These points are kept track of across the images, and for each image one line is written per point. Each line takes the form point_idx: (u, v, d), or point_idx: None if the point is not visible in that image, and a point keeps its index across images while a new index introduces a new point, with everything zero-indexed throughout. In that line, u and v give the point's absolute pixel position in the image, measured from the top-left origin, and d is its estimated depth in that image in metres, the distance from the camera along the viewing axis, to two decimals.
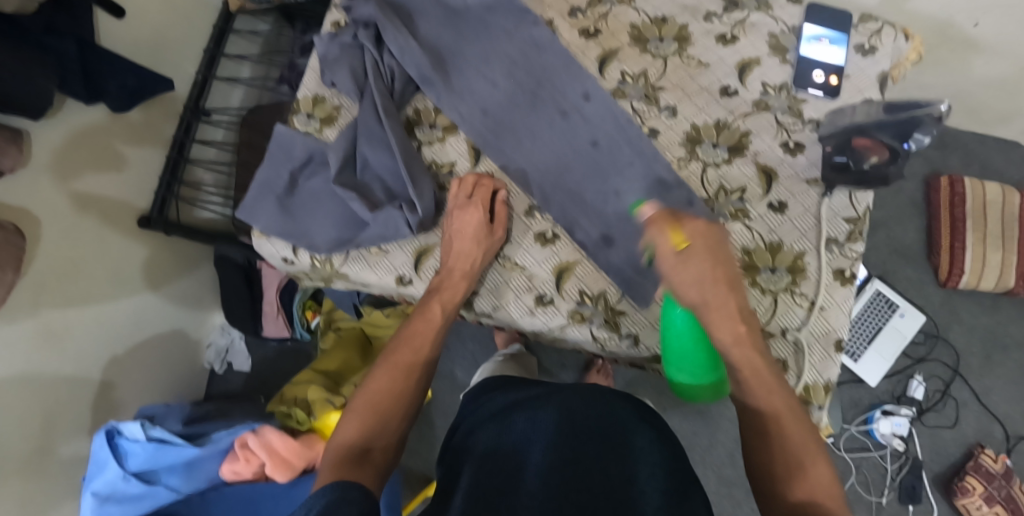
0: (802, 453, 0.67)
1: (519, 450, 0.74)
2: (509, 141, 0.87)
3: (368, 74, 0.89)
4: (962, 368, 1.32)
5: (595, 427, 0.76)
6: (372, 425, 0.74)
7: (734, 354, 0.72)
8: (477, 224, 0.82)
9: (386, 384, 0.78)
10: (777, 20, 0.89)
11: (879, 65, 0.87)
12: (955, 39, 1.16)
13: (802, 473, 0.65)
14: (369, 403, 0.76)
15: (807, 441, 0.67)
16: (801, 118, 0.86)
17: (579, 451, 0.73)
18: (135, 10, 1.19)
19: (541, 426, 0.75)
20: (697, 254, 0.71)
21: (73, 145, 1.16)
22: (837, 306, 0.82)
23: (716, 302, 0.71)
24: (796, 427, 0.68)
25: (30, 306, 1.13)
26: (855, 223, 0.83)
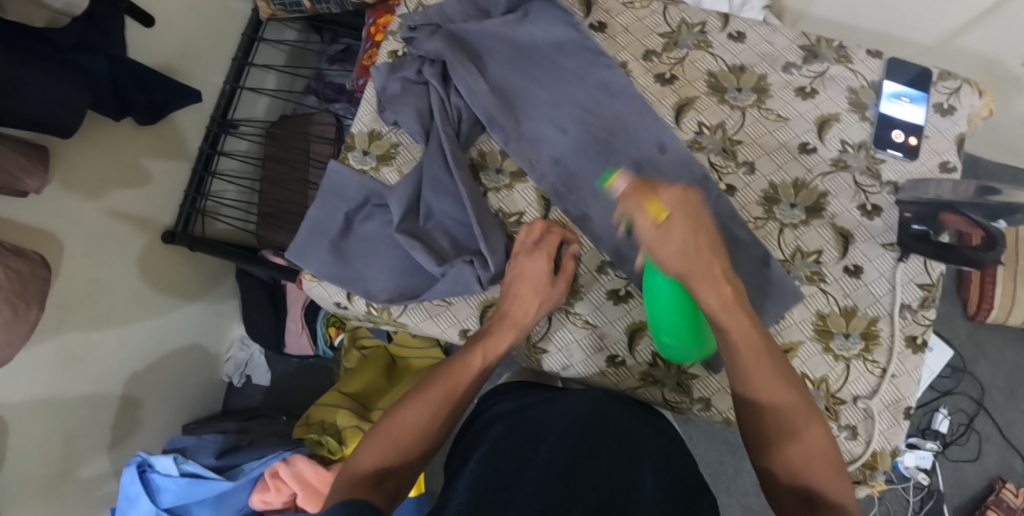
0: (795, 419, 0.63)
1: (526, 448, 0.70)
2: (581, 192, 0.83)
3: (434, 114, 0.84)
4: (986, 402, 1.32)
5: (608, 434, 0.72)
6: (392, 457, 0.65)
7: (723, 318, 0.65)
8: (541, 272, 0.77)
9: (415, 418, 0.67)
10: (857, 74, 0.86)
11: (958, 125, 0.85)
12: (1000, 76, 1.09)
13: (807, 451, 0.62)
14: (391, 434, 0.66)
15: (800, 404, 0.64)
16: (879, 179, 0.84)
17: (589, 456, 0.69)
18: (163, 21, 1.16)
19: (554, 433, 0.71)
20: (676, 226, 0.66)
21: (102, 162, 1.12)
22: (907, 374, 0.81)
23: (699, 275, 0.66)
24: (789, 396, 0.64)
25: (53, 328, 1.08)
26: (929, 289, 0.82)
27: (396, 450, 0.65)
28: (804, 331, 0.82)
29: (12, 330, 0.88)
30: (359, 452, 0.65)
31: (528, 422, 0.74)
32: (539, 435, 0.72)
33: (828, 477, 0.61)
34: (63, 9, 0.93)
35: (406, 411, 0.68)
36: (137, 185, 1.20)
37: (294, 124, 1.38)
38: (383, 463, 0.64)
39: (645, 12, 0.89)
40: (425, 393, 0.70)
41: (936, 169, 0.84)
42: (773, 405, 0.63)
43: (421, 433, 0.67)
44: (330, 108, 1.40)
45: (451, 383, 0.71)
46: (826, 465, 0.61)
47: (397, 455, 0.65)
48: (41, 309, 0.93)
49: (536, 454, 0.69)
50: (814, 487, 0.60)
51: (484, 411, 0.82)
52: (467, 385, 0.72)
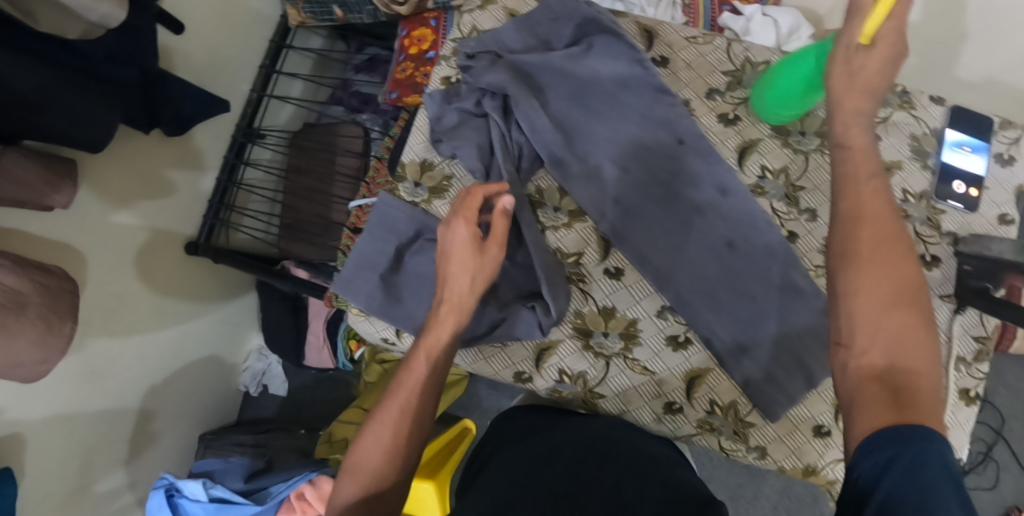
0: (867, 242, 0.51)
1: (535, 470, 0.68)
2: (641, 233, 0.82)
3: (495, 150, 0.82)
4: (1004, 430, 1.35)
5: (620, 452, 0.70)
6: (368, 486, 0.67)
7: (848, 134, 0.57)
8: (467, 248, 0.71)
9: (379, 439, 0.68)
10: (919, 121, 0.86)
11: (1019, 176, 0.85)
12: None
13: (892, 293, 0.50)
14: (365, 461, 0.68)
15: (884, 231, 0.52)
16: (939, 230, 0.83)
17: (591, 474, 0.66)
18: (194, 26, 1.12)
19: (565, 455, 0.70)
20: (874, 58, 0.59)
21: (126, 171, 1.07)
22: (959, 426, 0.82)
23: (854, 93, 0.58)
24: (875, 220, 0.52)
25: (76, 342, 1.03)
26: (984, 341, 0.82)
27: (374, 474, 0.67)
28: None
29: (47, 344, 0.83)
30: (345, 480, 0.68)
31: (544, 440, 0.74)
32: (549, 457, 0.70)
33: (916, 354, 0.49)
34: (100, 23, 0.85)
35: (370, 433, 0.69)
36: (162, 194, 1.15)
37: (320, 134, 1.35)
38: (366, 490, 0.67)
39: (708, 48, 0.88)
40: (384, 412, 0.69)
41: (994, 222, 0.84)
42: (857, 213, 0.52)
43: (393, 451, 0.68)
44: (357, 118, 1.37)
45: (402, 399, 0.69)
46: (917, 336, 0.49)
47: (375, 480, 0.67)
48: (75, 321, 0.88)
49: (542, 475, 0.67)
50: (894, 354, 0.49)
51: (506, 423, 0.81)
52: (423, 387, 0.70)
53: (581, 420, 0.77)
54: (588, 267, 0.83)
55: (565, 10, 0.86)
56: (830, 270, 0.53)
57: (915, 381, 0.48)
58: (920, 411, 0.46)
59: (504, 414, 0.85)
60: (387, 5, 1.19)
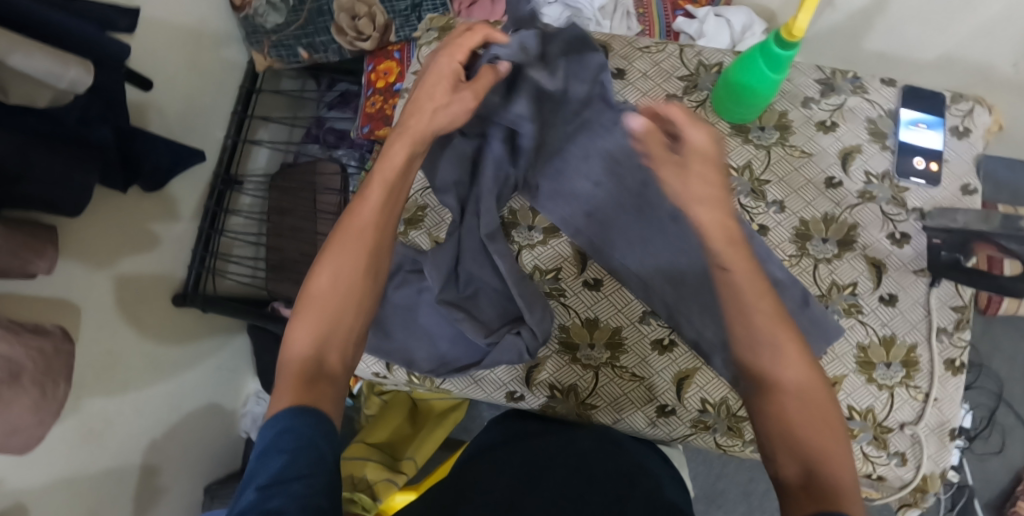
0: (777, 366, 0.56)
1: (525, 482, 0.68)
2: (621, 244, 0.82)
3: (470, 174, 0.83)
4: (1005, 394, 1.36)
5: (608, 469, 0.71)
6: (326, 331, 0.61)
7: (728, 256, 0.61)
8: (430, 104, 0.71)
9: (330, 278, 0.63)
10: (874, 104, 0.88)
11: (975, 147, 0.87)
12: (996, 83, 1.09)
13: (802, 405, 0.55)
14: (313, 302, 0.62)
15: (792, 354, 0.56)
16: (905, 207, 0.85)
17: (582, 491, 0.67)
18: (162, 81, 1.15)
19: (560, 466, 0.71)
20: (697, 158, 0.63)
21: (108, 231, 1.09)
22: (949, 396, 0.83)
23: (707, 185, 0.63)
24: (788, 345, 0.56)
25: (71, 404, 1.04)
26: (962, 311, 0.84)
27: (330, 325, 0.62)
28: (846, 364, 0.83)
29: (42, 408, 0.84)
30: (290, 326, 0.62)
31: (540, 448, 0.75)
32: (542, 464, 0.71)
33: (834, 468, 0.52)
34: (69, 89, 0.87)
35: (322, 272, 0.63)
36: (145, 249, 1.17)
37: (299, 176, 1.37)
38: (319, 335, 0.61)
39: (662, 55, 0.90)
40: (337, 248, 0.64)
41: (958, 193, 0.86)
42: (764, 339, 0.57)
43: (344, 292, 0.63)
44: (333, 155, 1.39)
45: (355, 234, 0.65)
46: (832, 447, 0.53)
47: (330, 325, 0.62)
48: (69, 382, 0.90)
49: (537, 482, 0.68)
50: (810, 471, 0.52)
51: (505, 425, 0.81)
52: (380, 223, 0.66)
53: (580, 434, 0.77)
54: (567, 281, 0.85)
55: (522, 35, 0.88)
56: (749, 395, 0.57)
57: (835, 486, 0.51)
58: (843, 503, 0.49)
59: (500, 419, 0.84)
60: (352, 42, 1.21)
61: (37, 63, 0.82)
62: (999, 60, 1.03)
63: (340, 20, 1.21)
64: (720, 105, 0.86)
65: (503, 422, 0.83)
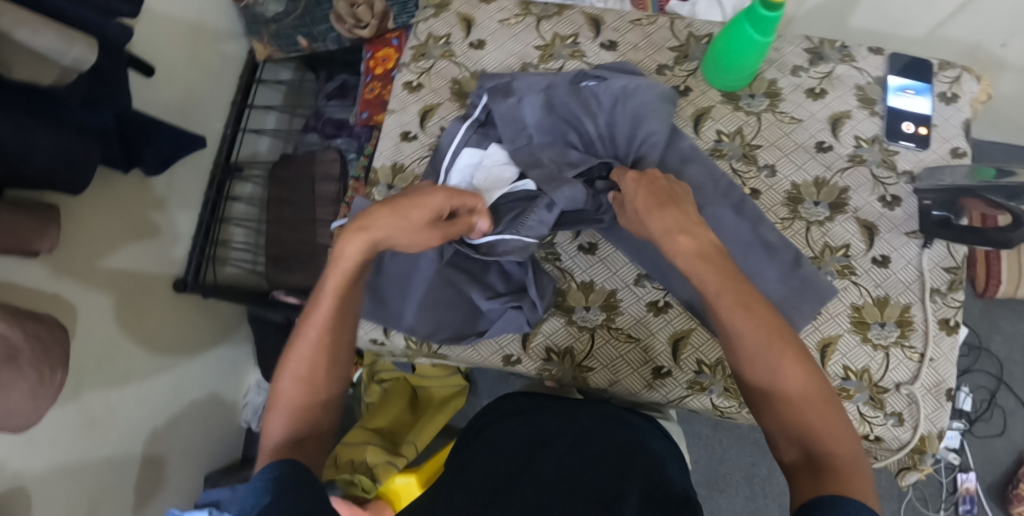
0: (769, 359, 0.58)
1: (521, 464, 0.70)
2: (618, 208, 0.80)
3: (470, 140, 0.85)
4: (1005, 376, 1.36)
5: (607, 447, 0.71)
6: (300, 422, 0.64)
7: (694, 269, 0.63)
8: (388, 216, 0.66)
9: (294, 377, 0.65)
10: (862, 71, 0.90)
11: (963, 112, 0.89)
12: (983, 59, 1.10)
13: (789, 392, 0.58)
14: (282, 398, 0.65)
15: (778, 350, 0.58)
16: (895, 170, 0.87)
17: (577, 472, 0.68)
18: (164, 72, 1.17)
19: (556, 446, 0.71)
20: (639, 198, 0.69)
21: (110, 217, 1.10)
22: (944, 357, 0.83)
23: (666, 210, 0.66)
24: (775, 342, 0.58)
25: (72, 391, 1.04)
26: (955, 272, 0.84)
27: (302, 414, 0.64)
28: (841, 324, 0.83)
29: (39, 394, 0.83)
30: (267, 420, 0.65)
31: (536, 426, 0.75)
32: (538, 445, 0.72)
33: (834, 443, 0.56)
34: (74, 67, 0.88)
35: (289, 370, 0.65)
36: (146, 236, 1.18)
37: (298, 164, 1.39)
38: (291, 431, 0.64)
39: (653, 28, 0.92)
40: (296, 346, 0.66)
41: (947, 156, 0.87)
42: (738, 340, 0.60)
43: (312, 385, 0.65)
44: (332, 144, 1.40)
45: (312, 337, 0.65)
46: (832, 428, 0.56)
47: (302, 418, 0.65)
48: (66, 368, 0.88)
49: (532, 465, 0.69)
50: (811, 451, 0.56)
51: (503, 402, 0.82)
52: (335, 324, 0.66)
53: (573, 412, 0.77)
54: (563, 246, 0.85)
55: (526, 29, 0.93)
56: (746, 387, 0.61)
57: (834, 459, 0.55)
58: (847, 480, 0.53)
59: (493, 403, 0.83)
60: (351, 30, 1.24)
61: (42, 39, 0.83)
62: (984, 35, 1.05)
63: (339, 8, 1.24)
64: (710, 75, 0.88)
65: (498, 405, 0.82)
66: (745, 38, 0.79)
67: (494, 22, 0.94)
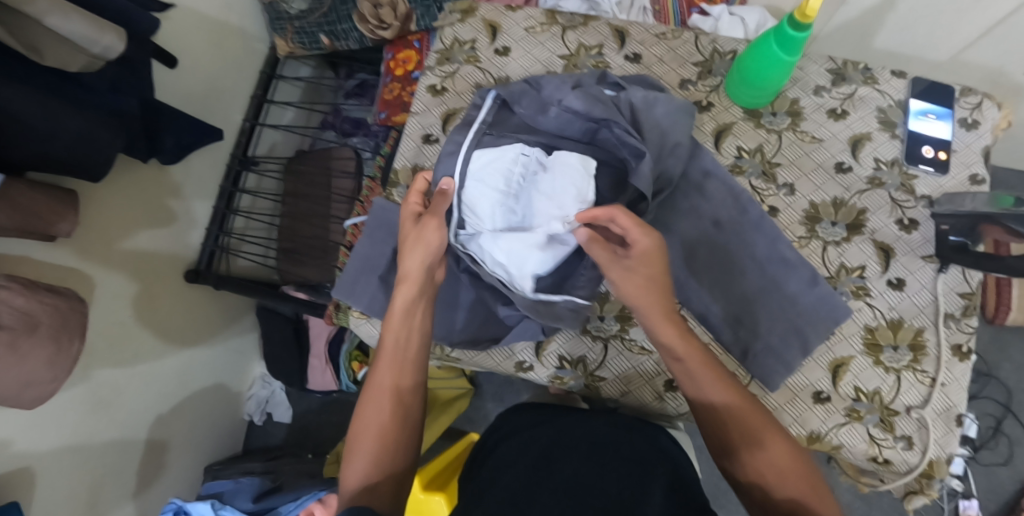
0: (744, 418, 0.65)
1: (538, 470, 0.72)
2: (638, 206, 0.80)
3: None
4: (1012, 405, 1.35)
5: (625, 457, 0.72)
6: (374, 460, 0.67)
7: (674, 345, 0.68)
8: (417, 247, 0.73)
9: (371, 420, 0.68)
10: (884, 94, 0.90)
11: (984, 139, 0.89)
12: (1007, 89, 1.11)
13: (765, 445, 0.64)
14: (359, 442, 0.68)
15: (753, 417, 0.65)
16: (914, 194, 0.87)
17: (594, 479, 0.69)
18: (187, 61, 1.18)
19: (571, 457, 0.73)
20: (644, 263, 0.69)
21: (128, 202, 1.10)
22: (956, 382, 0.83)
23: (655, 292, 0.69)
24: (749, 411, 0.66)
25: (82, 371, 1.04)
26: (970, 298, 0.85)
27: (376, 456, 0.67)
28: (854, 345, 0.84)
29: (57, 364, 0.83)
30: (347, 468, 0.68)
31: (554, 435, 0.77)
32: (554, 455, 0.74)
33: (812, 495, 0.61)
34: (101, 55, 0.88)
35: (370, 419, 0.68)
36: (161, 223, 1.18)
37: (314, 160, 1.40)
38: (371, 470, 0.66)
39: (678, 42, 0.92)
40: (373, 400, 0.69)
41: (966, 182, 0.87)
42: (718, 401, 0.66)
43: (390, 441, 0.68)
44: (348, 141, 1.41)
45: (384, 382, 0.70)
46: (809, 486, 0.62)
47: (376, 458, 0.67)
48: (84, 340, 0.88)
49: (549, 472, 0.71)
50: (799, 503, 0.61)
51: (520, 417, 0.84)
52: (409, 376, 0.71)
53: (590, 421, 0.79)
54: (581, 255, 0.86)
55: (552, 37, 0.94)
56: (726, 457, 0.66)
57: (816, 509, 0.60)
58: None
59: (513, 415, 0.86)
60: (374, 30, 1.26)
61: (72, 25, 0.83)
62: (1008, 64, 1.05)
63: (362, 8, 1.25)
64: (734, 91, 0.88)
65: (520, 417, 0.84)
66: (772, 54, 0.79)
67: (520, 29, 0.94)
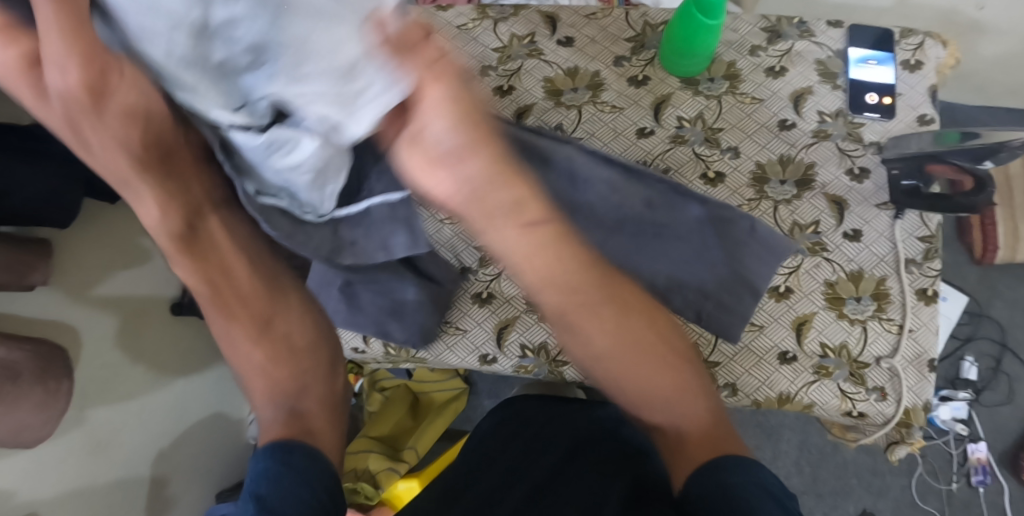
0: (670, 412, 0.67)
1: (513, 474, 0.70)
2: (574, 188, 0.80)
3: None
4: (1010, 342, 1.33)
5: (601, 452, 0.69)
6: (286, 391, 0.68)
7: (606, 353, 0.67)
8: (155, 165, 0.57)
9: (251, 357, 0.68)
10: (822, 46, 0.89)
11: (928, 79, 0.88)
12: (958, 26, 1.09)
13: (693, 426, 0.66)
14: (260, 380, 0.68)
15: (678, 404, 0.67)
16: (862, 142, 0.86)
17: (562, 477, 0.67)
18: None
19: (544, 458, 0.71)
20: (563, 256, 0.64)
21: (98, 247, 1.15)
22: (925, 326, 0.82)
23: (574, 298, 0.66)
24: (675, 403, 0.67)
25: (76, 414, 1.08)
26: (930, 241, 0.84)
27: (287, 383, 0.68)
28: (816, 302, 0.82)
29: (48, 406, 0.88)
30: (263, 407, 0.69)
31: (533, 434, 0.75)
32: (530, 455, 0.72)
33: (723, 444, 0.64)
34: (49, 104, 0.95)
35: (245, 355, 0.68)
36: (136, 261, 1.22)
37: None
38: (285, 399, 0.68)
39: (609, 20, 0.92)
40: (229, 330, 0.67)
41: (915, 123, 0.86)
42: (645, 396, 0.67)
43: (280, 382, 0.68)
44: None
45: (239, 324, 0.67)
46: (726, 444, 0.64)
47: (285, 387, 0.68)
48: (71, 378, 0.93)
49: (522, 476, 0.69)
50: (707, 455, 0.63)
51: (508, 409, 0.81)
52: (243, 302, 0.66)
53: (573, 414, 0.76)
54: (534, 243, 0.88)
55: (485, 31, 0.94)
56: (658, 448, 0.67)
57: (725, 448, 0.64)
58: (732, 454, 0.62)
59: (504, 406, 0.83)
60: None
61: None
62: None
63: None
64: (665, 61, 0.88)
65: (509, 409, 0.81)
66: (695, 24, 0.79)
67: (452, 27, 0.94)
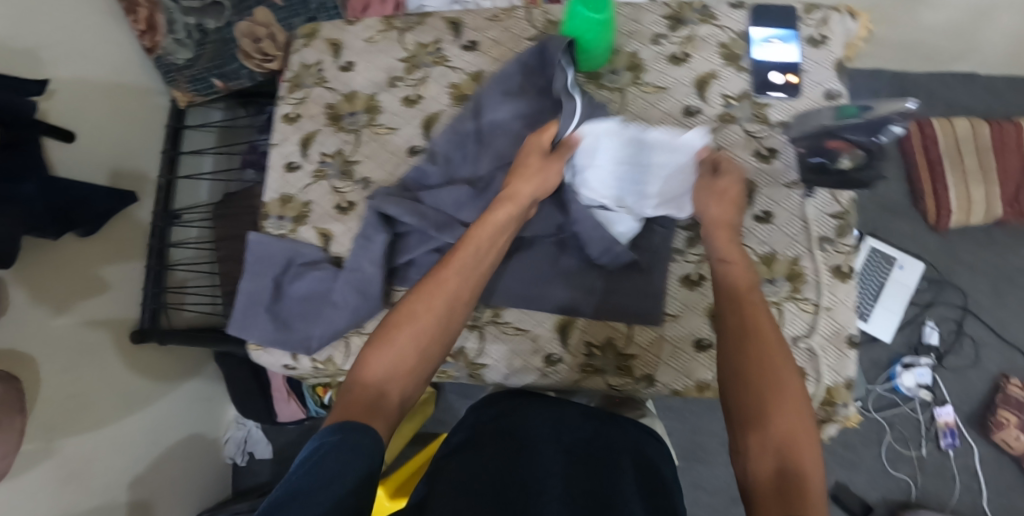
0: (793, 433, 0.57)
1: (515, 461, 0.67)
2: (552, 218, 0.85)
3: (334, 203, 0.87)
4: (971, 304, 1.30)
5: (609, 457, 0.68)
6: (394, 372, 0.66)
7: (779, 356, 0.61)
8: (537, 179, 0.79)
9: (413, 323, 0.68)
10: (724, 29, 0.89)
11: (834, 53, 0.86)
12: None
13: (804, 449, 0.57)
14: (388, 344, 0.67)
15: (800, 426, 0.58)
16: (768, 123, 0.85)
17: (575, 474, 0.66)
18: (94, 132, 1.23)
19: (545, 450, 0.69)
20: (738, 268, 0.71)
21: (58, 280, 1.14)
22: (842, 303, 0.81)
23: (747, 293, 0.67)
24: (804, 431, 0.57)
25: (44, 446, 1.08)
26: (842, 217, 0.83)
27: (396, 364, 0.66)
28: None
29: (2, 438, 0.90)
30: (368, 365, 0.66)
31: (527, 424, 0.73)
32: (527, 446, 0.69)
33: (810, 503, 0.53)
34: None
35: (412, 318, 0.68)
36: (96, 292, 1.22)
37: (239, 201, 1.43)
38: (393, 375, 0.65)
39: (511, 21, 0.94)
40: (417, 299, 0.69)
41: (822, 100, 0.85)
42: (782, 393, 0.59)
43: (407, 371, 0.66)
44: None
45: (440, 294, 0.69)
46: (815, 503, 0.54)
47: (398, 367, 0.66)
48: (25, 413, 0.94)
49: (519, 469, 0.66)
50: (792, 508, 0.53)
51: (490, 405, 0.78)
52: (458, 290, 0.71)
53: (583, 419, 0.74)
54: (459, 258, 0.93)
55: (392, 43, 0.96)
56: (750, 462, 0.58)
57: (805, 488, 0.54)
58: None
59: (491, 400, 0.80)
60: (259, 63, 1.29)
61: None
62: None
63: (244, 44, 1.28)
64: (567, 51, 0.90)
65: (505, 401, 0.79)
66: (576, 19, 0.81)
67: (360, 41, 0.98)
